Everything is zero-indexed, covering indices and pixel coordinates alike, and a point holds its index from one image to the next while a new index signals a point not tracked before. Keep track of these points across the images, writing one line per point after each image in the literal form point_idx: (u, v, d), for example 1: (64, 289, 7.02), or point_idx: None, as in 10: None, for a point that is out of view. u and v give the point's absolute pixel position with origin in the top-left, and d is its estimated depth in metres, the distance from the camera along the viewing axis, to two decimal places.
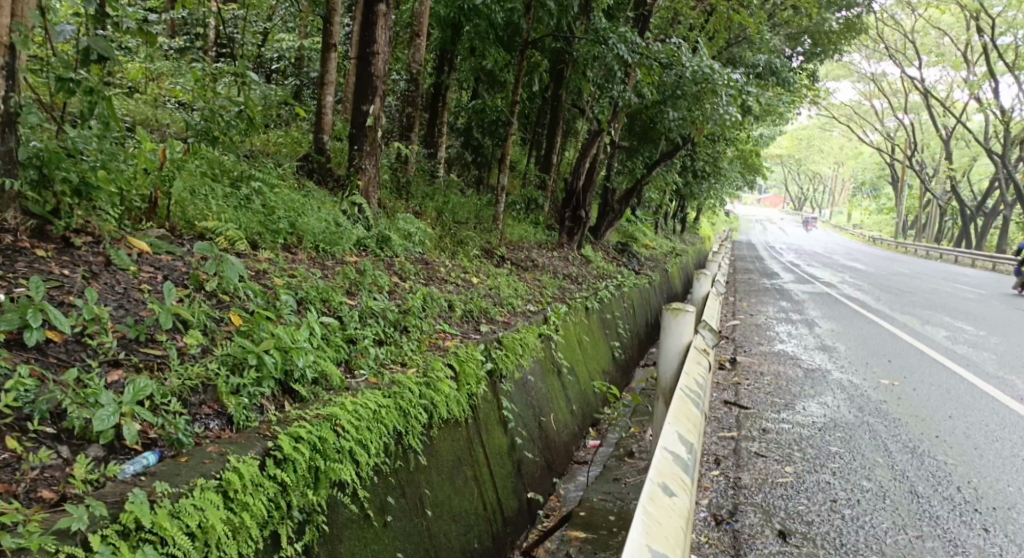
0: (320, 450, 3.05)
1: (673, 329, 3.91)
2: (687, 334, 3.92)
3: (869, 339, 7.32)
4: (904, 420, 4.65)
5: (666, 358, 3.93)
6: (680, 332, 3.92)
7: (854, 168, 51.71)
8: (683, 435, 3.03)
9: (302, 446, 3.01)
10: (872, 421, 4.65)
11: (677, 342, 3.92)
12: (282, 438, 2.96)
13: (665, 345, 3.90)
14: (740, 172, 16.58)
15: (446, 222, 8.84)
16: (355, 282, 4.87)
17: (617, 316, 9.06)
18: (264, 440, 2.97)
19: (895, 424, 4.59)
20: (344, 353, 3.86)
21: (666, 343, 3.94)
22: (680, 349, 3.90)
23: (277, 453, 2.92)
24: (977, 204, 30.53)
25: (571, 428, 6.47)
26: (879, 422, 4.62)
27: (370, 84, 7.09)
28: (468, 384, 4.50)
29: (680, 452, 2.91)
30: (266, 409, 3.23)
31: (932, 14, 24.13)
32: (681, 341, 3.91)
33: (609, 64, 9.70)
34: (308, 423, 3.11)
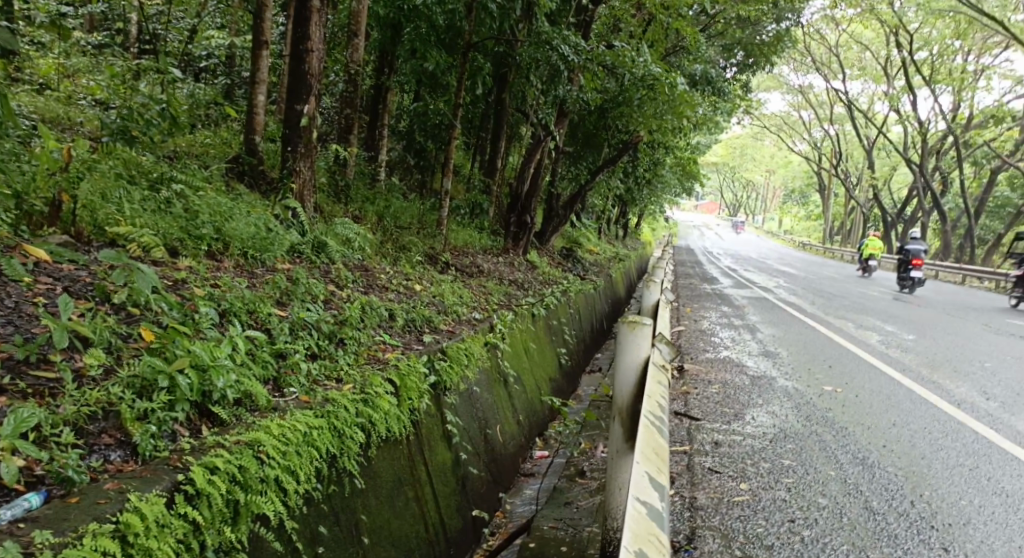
0: (240, 482, 2.78)
1: (629, 342, 3.74)
2: (645, 348, 3.76)
3: (809, 344, 7.37)
4: (852, 429, 4.63)
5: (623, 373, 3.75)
6: (637, 345, 3.75)
7: (785, 176, 53.34)
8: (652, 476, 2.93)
9: (219, 478, 2.73)
10: (821, 431, 4.60)
11: (634, 356, 3.75)
12: (195, 471, 2.68)
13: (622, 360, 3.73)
14: (681, 178, 16.76)
15: (387, 227, 8.57)
16: (287, 291, 4.57)
17: (563, 322, 8.93)
18: (173, 472, 2.68)
19: (844, 433, 4.55)
20: (273, 370, 3.57)
21: (621, 357, 3.76)
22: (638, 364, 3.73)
23: (188, 488, 2.64)
24: (900, 211, 31.81)
25: (518, 440, 6.28)
26: (828, 432, 4.58)
27: (305, 83, 6.77)
28: (410, 399, 4.26)
29: (652, 501, 2.80)
30: (179, 437, 2.92)
31: (855, 29, 24.99)
32: (638, 356, 3.75)
33: (552, 68, 9.59)
34: (227, 452, 2.83)
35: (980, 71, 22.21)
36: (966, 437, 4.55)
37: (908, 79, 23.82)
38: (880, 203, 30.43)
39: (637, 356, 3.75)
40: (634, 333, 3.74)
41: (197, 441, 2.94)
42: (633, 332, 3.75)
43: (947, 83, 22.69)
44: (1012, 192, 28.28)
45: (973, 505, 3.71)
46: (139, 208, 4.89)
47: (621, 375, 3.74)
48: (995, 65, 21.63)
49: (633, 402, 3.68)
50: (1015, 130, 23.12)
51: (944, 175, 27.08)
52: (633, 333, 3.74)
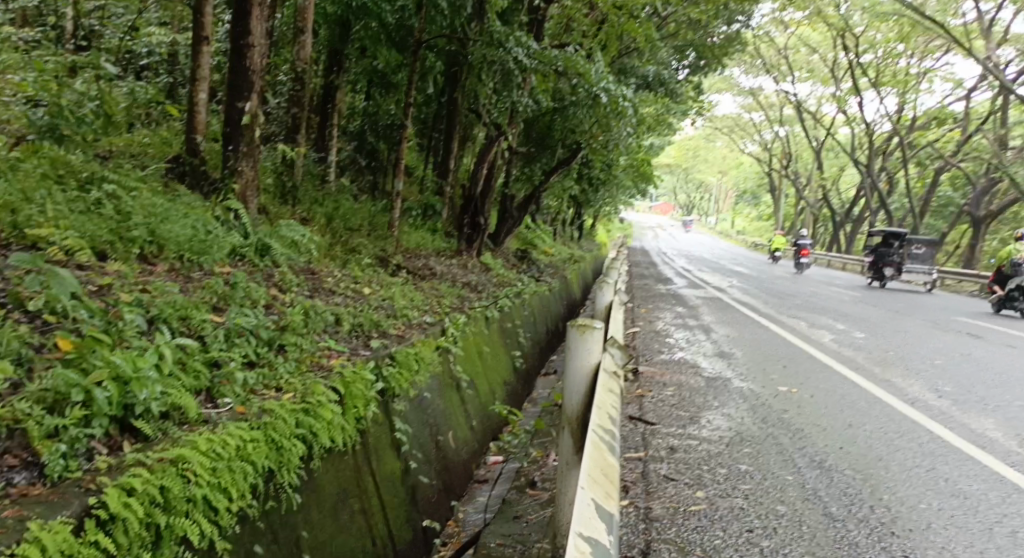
0: (162, 504, 2.59)
1: (578, 348, 3.67)
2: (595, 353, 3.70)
3: (762, 344, 7.40)
4: (809, 431, 4.60)
5: (573, 380, 3.68)
6: (586, 351, 3.68)
7: (736, 177, 54.30)
8: (601, 502, 2.69)
9: (138, 500, 2.53)
10: (777, 433, 4.56)
11: (583, 361, 3.69)
12: (109, 493, 2.47)
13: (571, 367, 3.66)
14: (635, 179, 16.82)
15: (336, 230, 8.34)
16: (224, 295, 4.33)
17: (517, 324, 8.82)
18: (84, 495, 2.48)
19: (800, 436, 4.52)
20: (205, 380, 3.35)
21: (571, 364, 3.70)
22: (587, 371, 3.67)
23: (100, 512, 2.43)
24: (846, 211, 32.61)
25: (471, 446, 6.13)
26: (784, 435, 4.54)
27: (246, 80, 6.53)
28: (355, 407, 4.08)
29: (600, 532, 2.56)
30: (95, 456, 2.70)
31: (803, 33, 25.50)
32: (588, 363, 3.68)
33: (505, 68, 9.48)
34: (147, 472, 2.63)
35: (922, 75, 22.90)
36: (921, 436, 4.57)
37: (854, 81, 24.43)
38: (828, 203, 31.15)
39: (586, 362, 3.69)
40: (584, 338, 3.68)
41: (117, 459, 2.73)
42: (582, 337, 3.69)
43: (890, 86, 23.34)
44: (953, 193, 29.24)
45: (933, 508, 3.69)
46: (64, 209, 4.60)
47: (570, 383, 3.67)
48: (936, 69, 22.31)
49: (582, 411, 3.60)
50: (955, 132, 23.91)
51: (887, 176, 27.86)
52: (582, 339, 3.68)
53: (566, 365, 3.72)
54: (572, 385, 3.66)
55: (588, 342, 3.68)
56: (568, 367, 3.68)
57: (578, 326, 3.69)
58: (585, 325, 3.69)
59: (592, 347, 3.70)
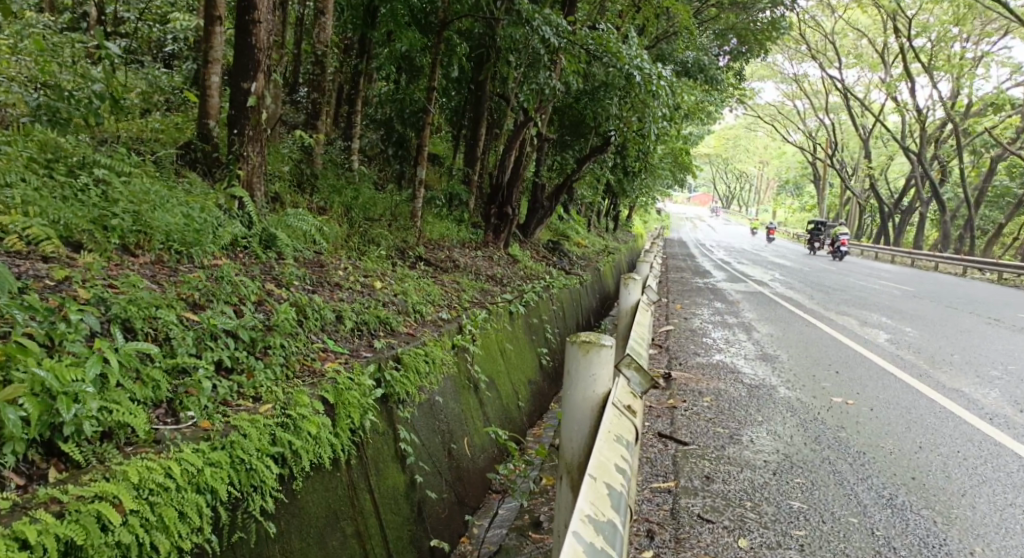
0: (67, 554, 2.29)
1: (581, 373, 3.29)
2: (602, 377, 3.30)
3: (810, 345, 6.75)
4: (870, 456, 4.01)
5: (573, 413, 3.35)
6: (592, 375, 3.30)
7: (779, 167, 52.70)
8: None
9: (30, 555, 2.21)
10: (833, 457, 4.00)
11: (588, 390, 3.30)
12: None
13: (573, 398, 3.29)
14: (672, 168, 16.12)
15: (354, 220, 7.91)
16: (206, 289, 3.91)
17: (545, 320, 8.31)
18: None
19: (861, 461, 3.95)
20: (166, 389, 2.93)
21: (573, 392, 3.33)
22: (591, 406, 3.30)
23: None
24: (895, 201, 31.29)
25: (491, 452, 5.68)
26: (842, 459, 3.97)
27: (251, 58, 6.13)
28: (348, 418, 3.65)
29: None
30: (1, 489, 2.38)
31: (851, 16, 24.34)
32: (593, 393, 3.31)
33: (534, 49, 8.90)
34: (51, 515, 2.31)
35: (979, 59, 21.65)
36: (1007, 463, 3.95)
37: (906, 65, 23.22)
38: (876, 192, 29.82)
39: (591, 390, 3.31)
40: (589, 359, 3.28)
41: (31, 493, 2.41)
42: (586, 358, 3.28)
43: (945, 71, 22.12)
44: (1011, 182, 27.73)
45: None
46: (39, 195, 4.26)
47: (573, 418, 3.35)
48: (994, 51, 21.03)
49: (584, 455, 3.31)
50: (1015, 118, 22.58)
51: (941, 165, 26.51)
52: (587, 360, 3.28)
53: (568, 392, 3.37)
54: (576, 421, 3.34)
55: (596, 363, 3.29)
56: (569, 400, 3.33)
57: (580, 345, 3.28)
58: (589, 343, 3.27)
59: (601, 368, 3.30)
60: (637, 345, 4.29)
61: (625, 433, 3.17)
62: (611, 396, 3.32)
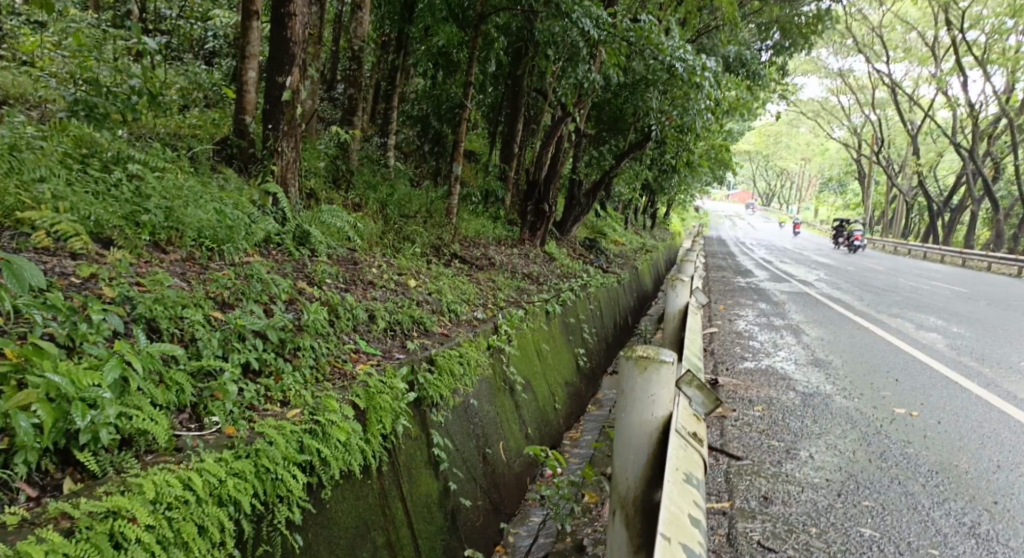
0: None
1: (641, 396, 3.05)
2: (661, 400, 3.06)
3: (863, 350, 6.43)
4: (940, 475, 3.73)
5: (628, 439, 3.10)
6: (650, 395, 3.05)
7: (821, 164, 51.50)
8: None
9: None
10: (901, 476, 3.72)
11: (647, 415, 3.06)
12: None
13: (630, 422, 3.06)
14: (713, 165, 15.73)
15: (389, 217, 7.79)
16: (236, 288, 3.80)
17: (583, 319, 8.10)
18: None
19: (932, 481, 3.68)
20: (190, 393, 2.82)
21: (630, 415, 3.09)
22: (649, 432, 3.06)
23: None
24: (944, 199, 30.28)
25: (527, 457, 5.49)
26: (911, 479, 3.70)
27: (287, 51, 6.04)
28: (379, 423, 3.51)
29: None
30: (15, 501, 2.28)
31: (899, 8, 23.57)
32: (652, 416, 3.06)
33: (573, 42, 8.67)
34: (62, 530, 2.19)
35: None
36: None
37: (957, 59, 22.40)
38: (925, 190, 28.85)
39: (650, 413, 3.06)
40: (647, 377, 3.05)
41: (44, 506, 2.31)
42: (644, 377, 3.05)
43: (999, 65, 21.27)
44: None
45: None
46: (72, 190, 4.20)
47: (627, 443, 3.11)
48: None
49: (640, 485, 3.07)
50: None
51: (994, 162, 25.54)
52: (646, 378, 3.04)
53: (623, 413, 3.12)
54: (633, 448, 3.08)
55: (656, 382, 3.05)
56: (624, 423, 3.09)
57: (637, 361, 3.05)
58: (647, 359, 3.04)
59: (661, 387, 3.06)
60: (691, 353, 4.05)
61: (692, 470, 2.98)
62: (673, 419, 3.07)
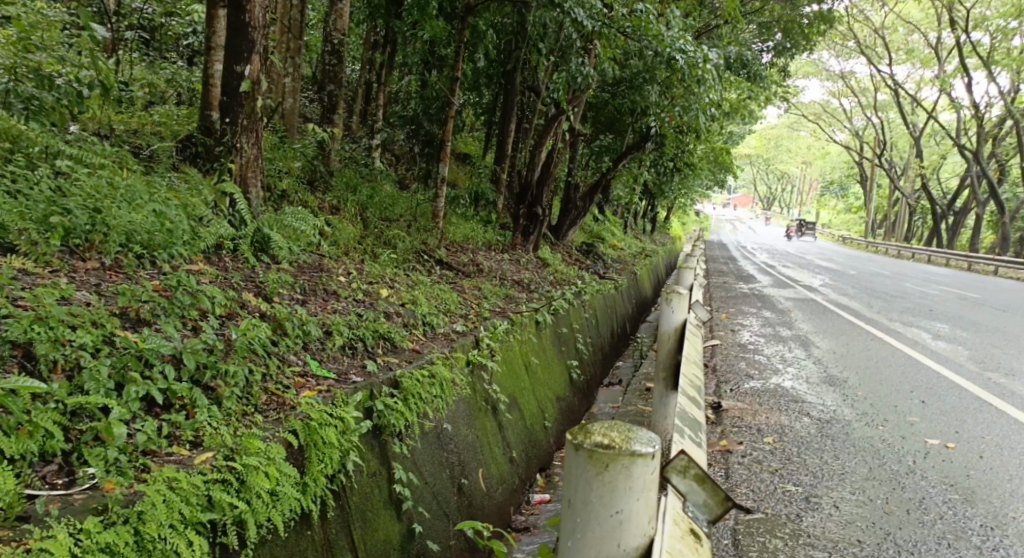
0: None
1: (598, 517, 2.04)
2: (632, 523, 2.04)
3: (881, 366, 5.86)
4: (999, 531, 3.19)
5: None
6: (615, 513, 2.03)
7: (823, 168, 50.90)
8: None
9: None
10: (951, 535, 3.17)
11: (609, 544, 2.05)
12: None
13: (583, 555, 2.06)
14: (713, 168, 15.17)
15: (367, 221, 7.22)
16: (155, 301, 3.25)
17: (576, 329, 7.51)
18: None
19: (989, 542, 3.12)
20: (62, 438, 2.30)
21: (584, 544, 2.07)
22: None
23: None
24: (949, 203, 29.71)
25: (511, 485, 4.93)
26: (962, 538, 3.15)
27: (245, 38, 5.39)
28: (322, 462, 2.96)
29: None
30: None
31: (901, 9, 22.98)
32: (617, 545, 2.05)
33: (565, 33, 8.06)
34: None
35: None
36: None
37: (962, 60, 21.80)
38: (929, 193, 28.26)
39: (616, 541, 2.05)
40: (609, 486, 2.02)
41: None
42: (606, 483, 2.02)
43: (1004, 66, 20.71)
44: None
45: None
46: None
47: None
48: None
49: None
50: None
51: (1000, 164, 24.91)
52: (607, 486, 2.02)
53: (574, 537, 2.10)
54: None
55: (623, 491, 2.02)
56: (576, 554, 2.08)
57: (592, 456, 2.02)
58: (606, 454, 2.00)
59: (633, 500, 2.04)
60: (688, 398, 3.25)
61: None
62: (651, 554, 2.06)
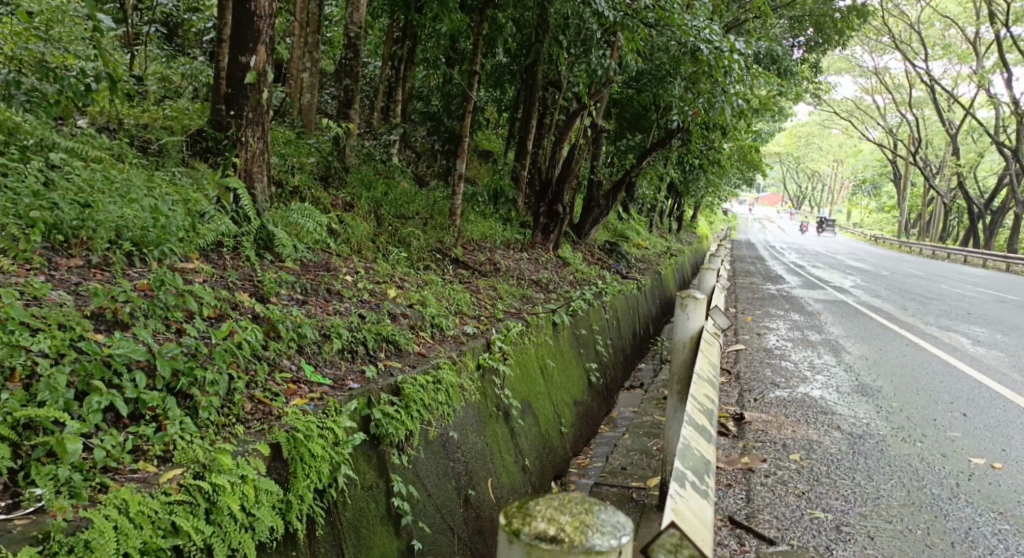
0: None
1: None
2: None
3: (917, 374, 5.52)
4: None
5: None
6: None
7: (854, 166, 49.86)
8: None
9: None
10: None
11: None
12: None
13: None
14: (741, 166, 14.76)
15: (382, 218, 7.01)
16: (136, 302, 3.08)
17: (595, 330, 7.22)
18: None
19: None
20: (11, 457, 2.17)
21: None
22: None
23: None
24: (986, 203, 28.83)
25: (522, 494, 4.67)
26: None
27: (251, 27, 5.12)
28: (308, 478, 2.72)
29: None
30: None
31: (938, 2, 22.28)
32: None
33: (586, 27, 7.76)
34: None
35: None
36: None
37: (1001, 55, 21.07)
38: (964, 192, 27.43)
39: None
40: None
41: None
42: None
43: None
44: None
45: None
46: None
47: None
48: None
49: None
50: None
51: None
52: None
53: None
54: None
55: None
56: None
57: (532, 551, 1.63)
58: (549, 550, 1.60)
59: None
60: (694, 428, 2.78)
61: None
62: None
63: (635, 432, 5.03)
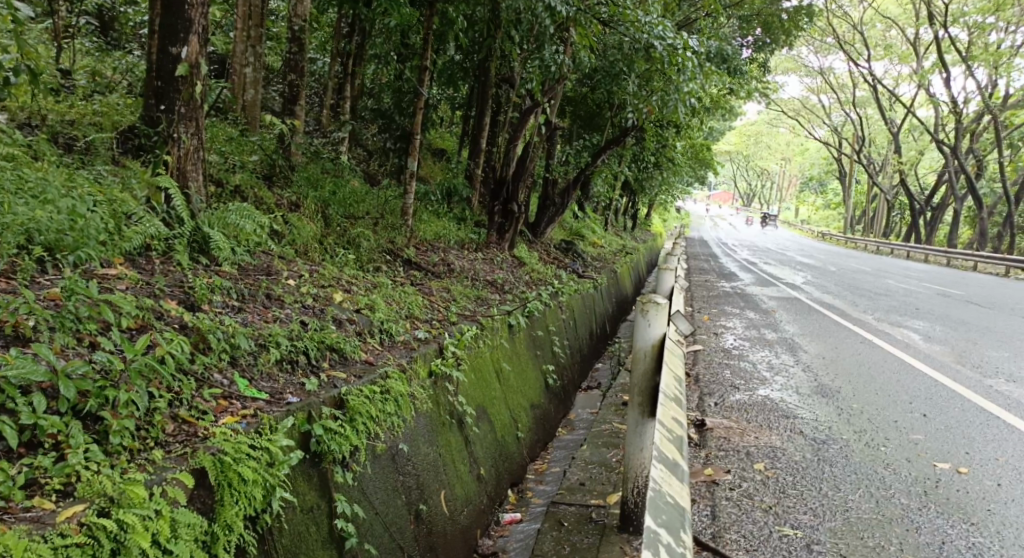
0: None
1: None
2: None
3: (875, 373, 5.48)
4: None
5: None
6: None
7: (802, 163, 50.81)
8: None
9: None
10: None
11: None
12: None
13: None
14: (693, 163, 14.76)
15: (329, 218, 6.71)
16: (42, 314, 2.81)
17: (552, 332, 7.05)
18: None
19: None
20: None
21: None
22: None
23: None
24: (927, 199, 29.60)
25: (478, 505, 4.49)
26: None
27: (180, 16, 4.76)
28: (239, 506, 2.50)
29: None
30: None
31: (879, 3, 22.68)
32: None
33: (536, 23, 7.56)
34: None
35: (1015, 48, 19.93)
36: None
37: (940, 56, 21.55)
38: (906, 189, 28.11)
39: None
40: None
41: None
42: None
43: (981, 62, 20.49)
44: None
45: None
46: None
47: None
48: None
49: None
50: None
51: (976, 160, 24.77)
52: None
53: None
54: None
55: None
56: None
57: None
58: None
59: None
60: (665, 467, 2.89)
61: None
62: None
63: (595, 442, 4.87)
